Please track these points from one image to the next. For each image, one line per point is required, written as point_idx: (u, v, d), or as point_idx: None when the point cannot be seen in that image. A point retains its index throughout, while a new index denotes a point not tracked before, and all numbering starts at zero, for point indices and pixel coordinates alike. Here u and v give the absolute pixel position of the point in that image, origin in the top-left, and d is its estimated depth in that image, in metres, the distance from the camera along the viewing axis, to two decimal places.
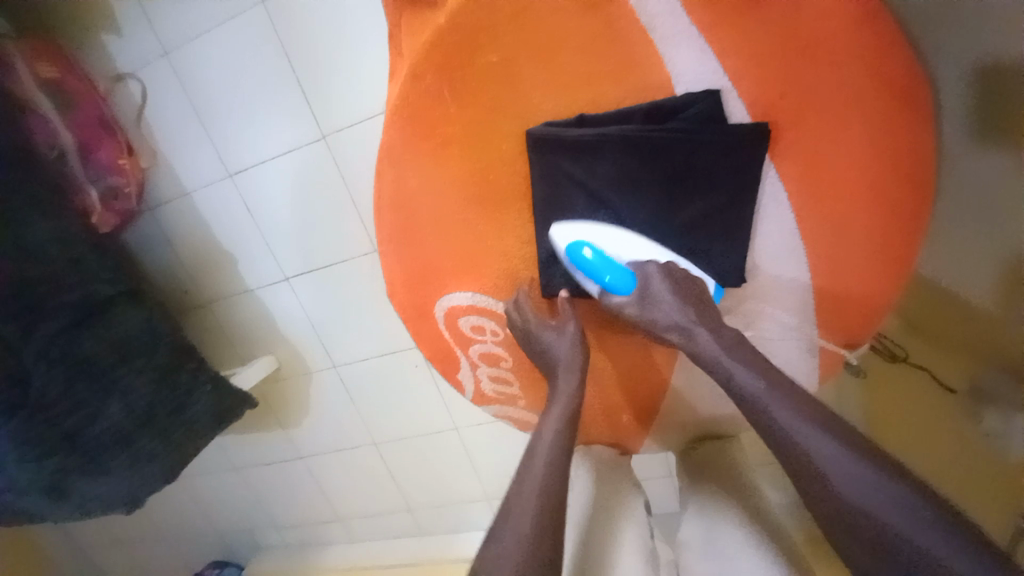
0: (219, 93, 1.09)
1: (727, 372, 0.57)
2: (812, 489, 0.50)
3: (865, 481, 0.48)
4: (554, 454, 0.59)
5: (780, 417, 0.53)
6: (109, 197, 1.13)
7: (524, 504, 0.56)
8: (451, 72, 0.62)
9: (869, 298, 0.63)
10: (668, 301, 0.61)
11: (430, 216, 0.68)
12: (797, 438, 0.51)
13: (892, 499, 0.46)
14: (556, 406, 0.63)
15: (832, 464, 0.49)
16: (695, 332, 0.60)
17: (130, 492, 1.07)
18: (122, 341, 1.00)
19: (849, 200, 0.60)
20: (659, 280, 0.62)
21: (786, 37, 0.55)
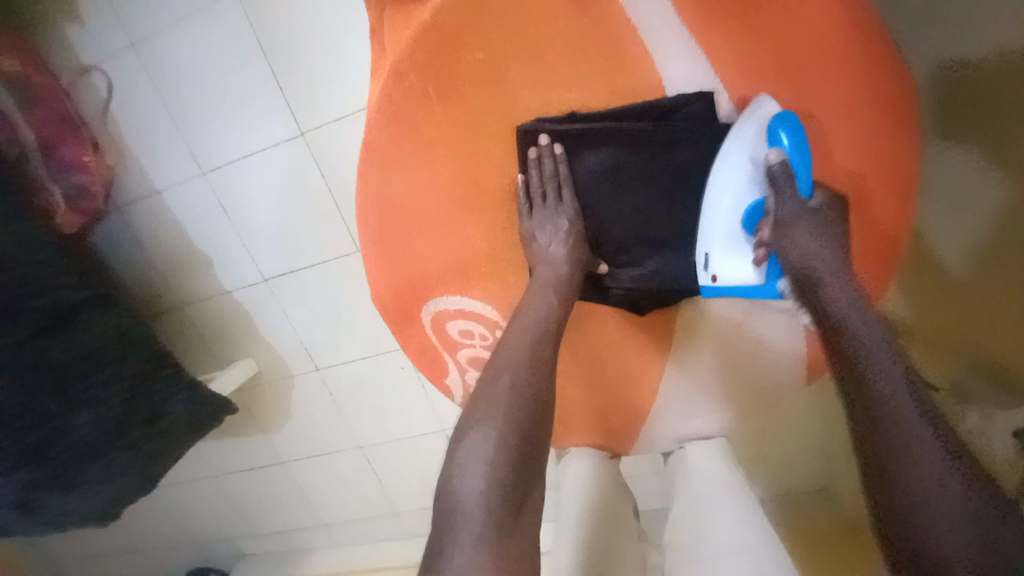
0: (191, 87, 1.04)
1: (807, 262, 0.55)
2: (851, 366, 0.50)
3: (918, 416, 0.46)
4: (530, 367, 0.58)
5: (840, 302, 0.53)
6: (74, 197, 1.08)
7: (487, 422, 0.55)
8: (436, 69, 0.60)
9: None
10: (821, 229, 0.55)
11: (416, 218, 0.67)
12: (867, 352, 0.50)
13: (915, 412, 0.46)
14: (531, 313, 0.62)
15: (896, 388, 0.47)
16: (815, 276, 0.54)
17: (103, 504, 1.03)
18: (92, 349, 0.96)
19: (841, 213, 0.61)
20: (826, 210, 0.56)
21: (774, 40, 0.55)
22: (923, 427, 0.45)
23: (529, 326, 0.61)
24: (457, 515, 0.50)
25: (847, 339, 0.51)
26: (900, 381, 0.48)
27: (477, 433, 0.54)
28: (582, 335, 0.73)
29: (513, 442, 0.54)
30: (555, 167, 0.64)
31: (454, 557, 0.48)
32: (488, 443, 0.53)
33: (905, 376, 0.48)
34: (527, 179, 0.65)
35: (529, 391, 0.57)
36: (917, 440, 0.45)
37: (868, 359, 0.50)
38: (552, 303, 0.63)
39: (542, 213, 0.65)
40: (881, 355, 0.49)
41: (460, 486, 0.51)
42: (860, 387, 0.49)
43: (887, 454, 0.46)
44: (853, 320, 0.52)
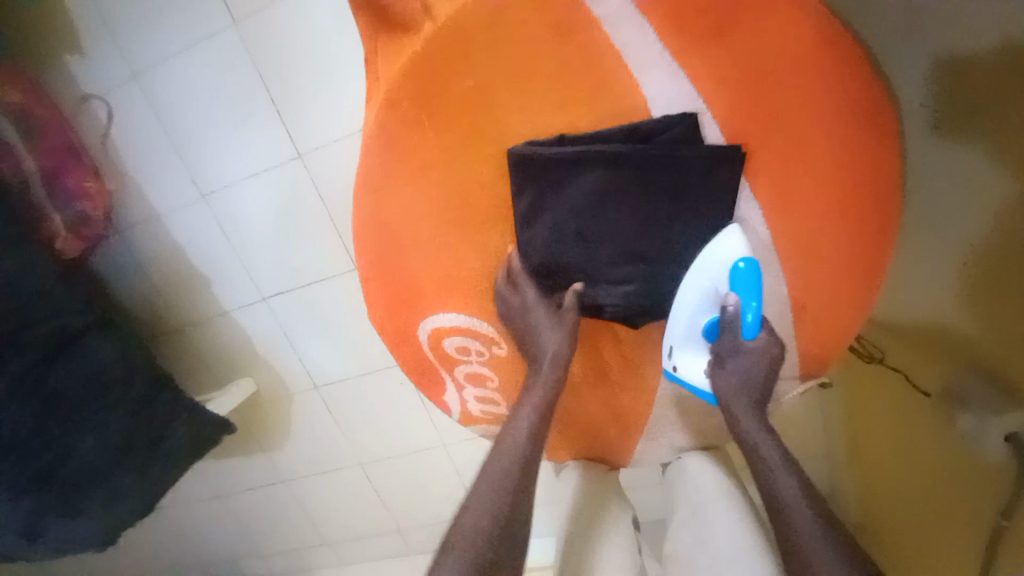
0: (190, 114, 1.07)
1: (734, 416, 0.61)
2: (769, 485, 0.57)
3: (812, 518, 0.53)
4: (523, 444, 0.59)
5: (755, 436, 0.60)
6: (77, 224, 1.09)
7: (485, 501, 0.55)
8: (427, 97, 0.63)
9: (843, 311, 0.65)
10: (752, 360, 0.62)
11: (411, 237, 0.68)
12: (772, 473, 0.58)
13: (821, 529, 0.52)
14: (534, 395, 0.63)
15: (791, 499, 0.55)
16: (738, 414, 0.61)
17: (107, 531, 1.03)
18: (94, 372, 0.96)
19: (827, 224, 0.61)
20: (764, 354, 0.62)
21: (754, 62, 0.57)
22: (819, 531, 0.52)
23: (530, 414, 0.61)
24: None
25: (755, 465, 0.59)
26: (795, 492, 0.56)
27: (469, 515, 0.54)
28: (578, 349, 0.74)
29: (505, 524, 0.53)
30: (541, 189, 0.64)
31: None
32: (479, 523, 0.53)
33: (802, 488, 0.56)
34: (518, 203, 0.65)
35: (523, 479, 0.57)
36: (814, 543, 0.52)
37: (769, 474, 0.58)
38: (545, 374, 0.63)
39: (534, 234, 0.66)
40: (784, 473, 0.57)
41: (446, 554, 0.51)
42: (773, 500, 0.56)
43: (796, 555, 0.52)
44: (762, 446, 0.59)
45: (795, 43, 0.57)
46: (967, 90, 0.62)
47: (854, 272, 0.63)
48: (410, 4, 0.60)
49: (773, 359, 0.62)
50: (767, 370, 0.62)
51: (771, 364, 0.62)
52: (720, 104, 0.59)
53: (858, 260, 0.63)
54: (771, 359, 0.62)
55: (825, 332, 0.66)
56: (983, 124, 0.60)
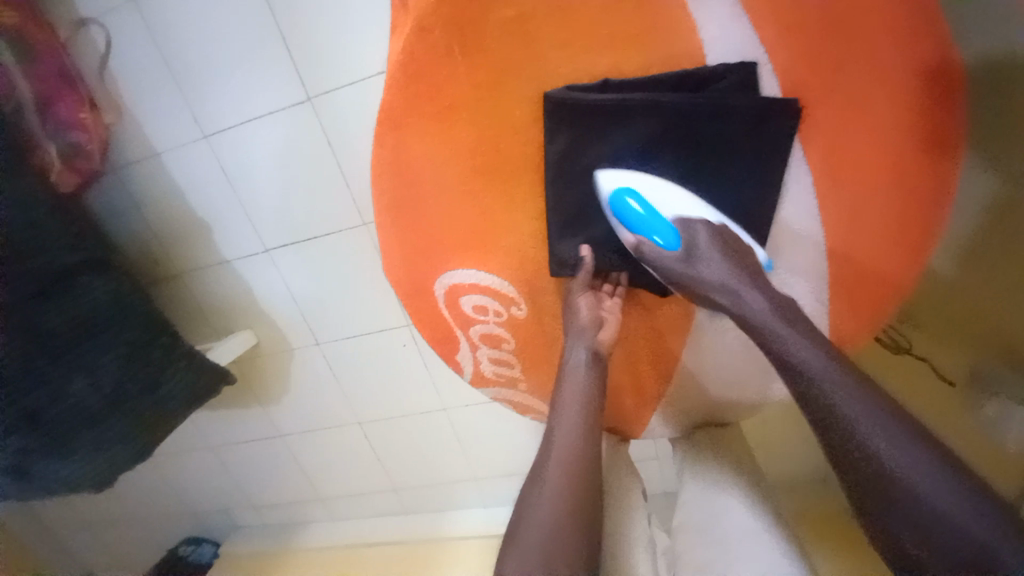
0: (193, 45, 1.00)
1: (767, 330, 0.55)
2: (825, 420, 0.50)
3: (892, 439, 0.47)
4: (583, 425, 0.61)
5: (803, 359, 0.52)
6: (69, 155, 1.03)
7: (552, 487, 0.58)
8: (461, 27, 0.57)
9: (886, 284, 0.61)
10: (711, 260, 0.57)
11: (433, 184, 0.64)
12: (834, 397, 0.50)
13: (911, 453, 0.46)
14: (572, 381, 0.64)
15: (865, 422, 0.48)
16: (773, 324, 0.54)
17: (99, 475, 1.00)
18: (86, 314, 0.93)
19: (876, 189, 0.58)
20: (704, 243, 0.57)
21: (822, 9, 0.54)
22: (905, 450, 0.47)
23: (583, 393, 0.63)
24: (515, 548, 0.56)
25: (805, 394, 0.52)
26: (876, 419, 0.48)
27: (541, 502, 0.58)
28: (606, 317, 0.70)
29: (577, 509, 0.57)
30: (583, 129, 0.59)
31: (508, 558, 0.56)
32: (552, 511, 0.57)
33: (877, 407, 0.49)
34: (555, 150, 0.61)
35: (585, 458, 0.60)
36: (899, 464, 0.46)
37: (830, 398, 0.50)
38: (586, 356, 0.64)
39: (573, 182, 0.62)
40: (847, 395, 0.49)
41: (518, 530, 0.57)
42: (831, 429, 0.50)
43: (864, 477, 0.48)
44: (816, 369, 0.51)
45: None
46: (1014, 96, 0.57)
47: (904, 233, 0.59)
48: None
49: (728, 236, 0.58)
50: (725, 254, 0.57)
51: (726, 239, 0.57)
52: (781, 50, 0.55)
53: (910, 220, 0.58)
54: (723, 244, 0.57)
55: (864, 298, 0.62)
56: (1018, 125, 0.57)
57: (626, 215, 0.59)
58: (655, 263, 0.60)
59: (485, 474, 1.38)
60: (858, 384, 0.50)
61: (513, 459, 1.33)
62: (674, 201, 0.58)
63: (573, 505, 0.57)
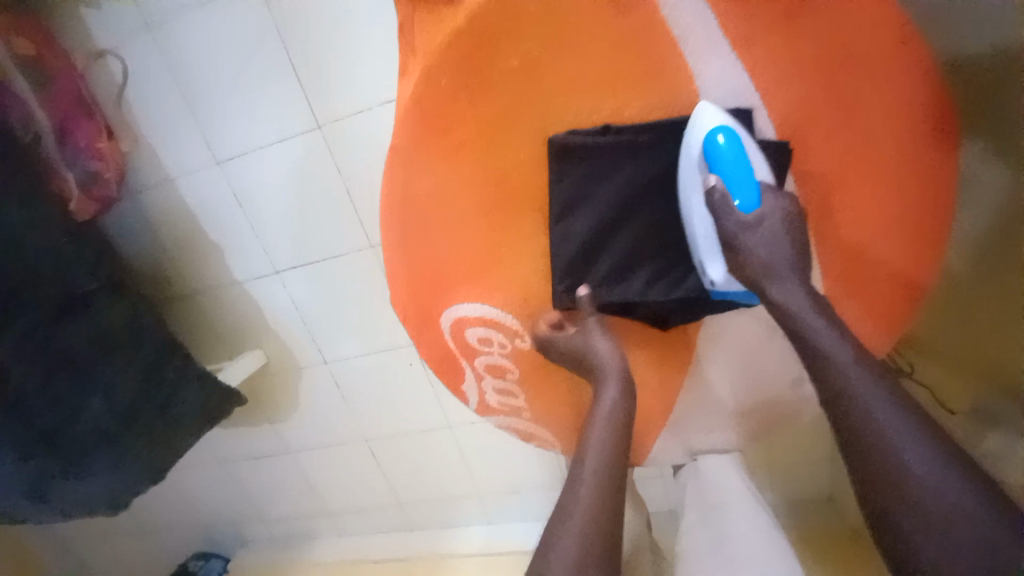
0: (207, 75, 1.03)
1: (819, 351, 0.57)
2: (866, 453, 0.53)
3: (929, 466, 0.51)
4: (611, 446, 0.61)
5: (860, 396, 0.54)
6: (88, 182, 1.05)
7: (585, 506, 0.58)
8: (466, 76, 0.59)
9: (890, 316, 0.65)
10: (779, 243, 0.58)
11: (440, 222, 0.65)
12: (876, 419, 0.53)
13: (948, 483, 0.50)
14: (598, 406, 0.63)
15: (905, 454, 0.52)
16: (811, 333, 0.57)
17: (114, 492, 1.02)
18: (104, 333, 0.96)
19: (873, 230, 0.63)
20: (777, 216, 0.58)
21: (817, 65, 0.57)
22: (936, 474, 0.51)
23: (612, 413, 0.63)
24: (546, 573, 0.56)
25: (850, 412, 0.54)
26: (914, 445, 0.52)
27: (571, 523, 0.58)
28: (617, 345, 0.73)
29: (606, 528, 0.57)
30: (591, 164, 0.63)
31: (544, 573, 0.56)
32: (585, 532, 0.57)
33: (912, 425, 0.53)
34: (563, 186, 0.65)
35: (614, 482, 0.60)
36: (933, 493, 0.50)
37: (870, 419, 0.53)
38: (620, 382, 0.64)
39: (587, 212, 0.65)
40: (894, 430, 0.52)
41: (552, 548, 0.57)
42: (870, 460, 0.53)
43: (901, 508, 0.51)
44: (862, 389, 0.54)
45: (862, 46, 0.54)
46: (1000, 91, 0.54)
47: (894, 252, 0.63)
48: None
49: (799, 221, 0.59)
50: (787, 232, 0.59)
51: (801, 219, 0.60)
52: (778, 87, 0.59)
53: (898, 232, 0.62)
54: (793, 222, 0.59)
55: (861, 295, 0.65)
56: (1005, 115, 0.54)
57: (715, 153, 0.58)
58: (723, 219, 0.59)
59: (490, 490, 1.39)
60: (903, 417, 0.53)
61: (517, 476, 1.34)
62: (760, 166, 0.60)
63: (603, 523, 0.57)
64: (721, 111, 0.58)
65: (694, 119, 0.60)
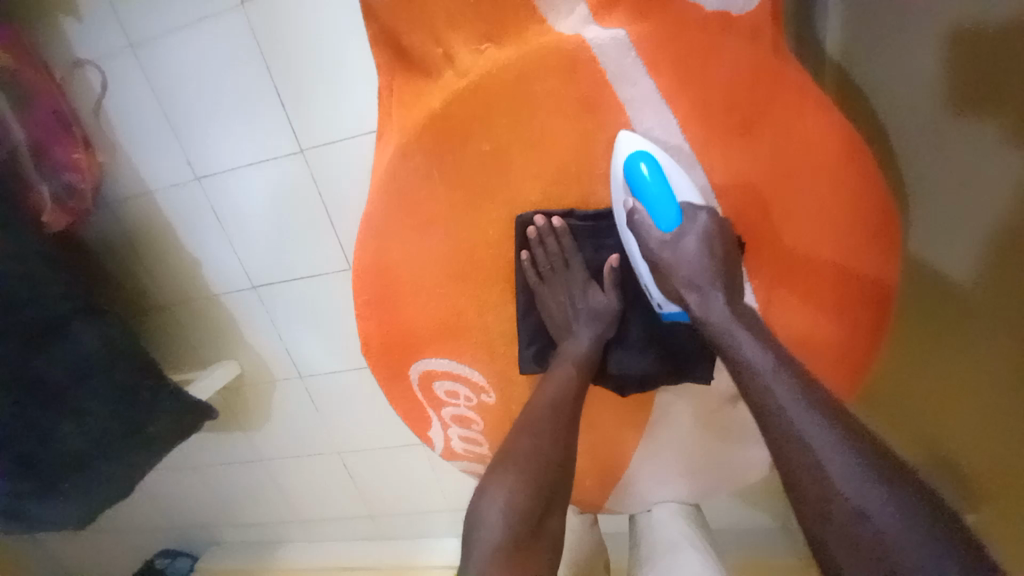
0: (188, 94, 1.03)
1: (737, 344, 0.56)
2: (792, 458, 0.50)
3: (856, 484, 0.46)
4: (539, 454, 0.61)
5: (780, 396, 0.52)
6: (63, 195, 1.04)
7: (499, 500, 0.58)
8: (441, 153, 0.62)
9: (842, 362, 0.65)
10: (697, 257, 0.59)
11: (410, 280, 0.67)
12: (799, 430, 0.50)
13: (879, 493, 0.45)
14: (531, 414, 0.64)
15: (829, 456, 0.48)
16: (735, 333, 0.57)
17: (84, 511, 1.02)
18: (78, 361, 0.95)
19: (829, 289, 0.63)
20: (699, 234, 0.60)
21: (773, 159, 0.59)
22: (863, 480, 0.46)
23: (540, 419, 0.63)
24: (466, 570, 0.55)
25: (772, 425, 0.52)
26: (835, 448, 0.48)
27: (486, 519, 0.57)
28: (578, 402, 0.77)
29: (520, 527, 0.57)
30: (559, 244, 0.66)
31: (466, 569, 0.55)
32: (496, 531, 0.56)
33: (840, 439, 0.49)
34: (532, 257, 0.66)
35: (536, 487, 0.59)
36: (863, 499, 0.46)
37: (795, 431, 0.50)
38: (571, 373, 0.66)
39: (555, 282, 0.68)
40: (815, 429, 0.49)
41: (470, 551, 0.56)
42: (791, 465, 0.50)
43: (833, 517, 0.46)
44: (782, 397, 0.52)
45: (806, 136, 0.58)
46: (995, 67, 0.50)
47: (852, 299, 0.63)
48: (433, 50, 0.59)
49: (724, 231, 0.61)
50: (708, 249, 0.60)
51: (722, 229, 0.60)
52: (729, 175, 0.61)
53: (853, 278, 0.62)
54: (712, 238, 0.60)
55: (816, 326, 0.64)
56: (993, 100, 0.51)
57: (636, 179, 0.59)
58: (643, 239, 0.61)
59: (460, 505, 1.42)
60: (825, 417, 0.50)
61: None
62: (682, 187, 0.61)
63: (520, 523, 0.57)
64: (641, 138, 0.60)
65: (616, 150, 0.61)
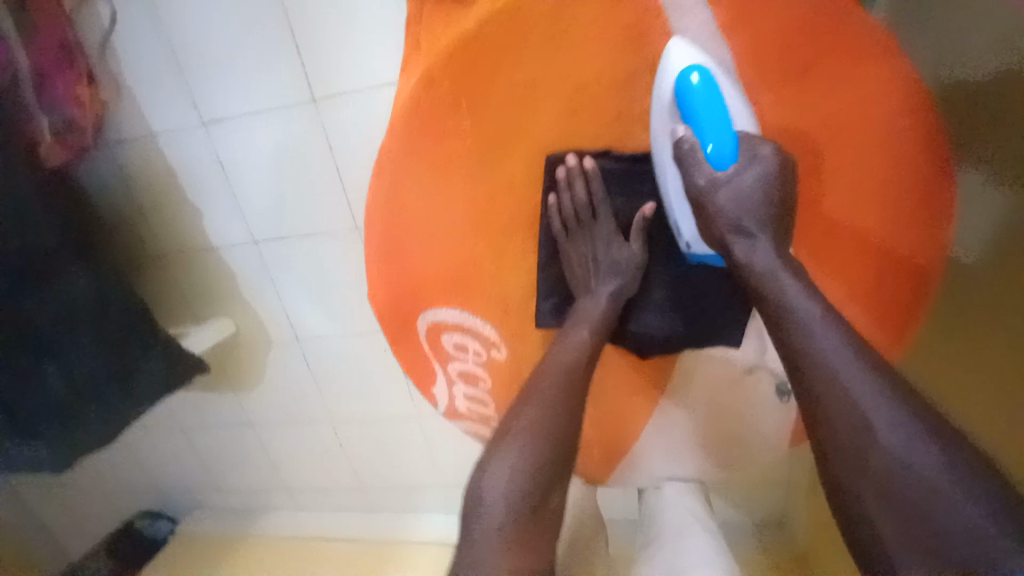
0: (200, 33, 0.98)
1: (781, 293, 0.55)
2: (832, 407, 0.50)
3: (901, 435, 0.47)
4: (549, 423, 0.58)
5: (824, 344, 0.51)
6: (64, 130, 0.99)
7: (507, 468, 0.56)
8: (470, 87, 0.60)
9: (889, 328, 0.65)
10: (751, 195, 0.56)
11: (426, 223, 0.65)
12: (842, 378, 0.50)
13: (920, 443, 0.47)
14: (545, 378, 0.61)
15: (871, 405, 0.49)
16: (780, 279, 0.55)
17: (63, 457, 0.98)
18: (63, 299, 0.91)
19: (872, 251, 0.65)
20: (756, 170, 0.56)
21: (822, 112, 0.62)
22: (903, 428, 0.48)
23: (551, 384, 0.60)
24: (472, 545, 0.53)
25: (812, 374, 0.51)
26: (877, 397, 0.49)
27: (494, 491, 0.55)
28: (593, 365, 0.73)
29: (528, 498, 0.55)
30: (586, 189, 0.64)
31: (473, 548, 0.53)
32: (505, 503, 0.54)
33: (882, 388, 0.49)
34: (559, 202, 0.66)
35: (544, 456, 0.57)
36: (908, 453, 0.47)
37: (837, 378, 0.50)
38: (586, 337, 0.63)
39: (579, 233, 0.66)
40: (860, 379, 0.50)
41: (474, 519, 0.54)
42: (828, 413, 0.50)
43: (873, 469, 0.48)
44: (828, 346, 0.51)
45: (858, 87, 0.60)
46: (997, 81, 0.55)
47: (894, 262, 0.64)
48: None
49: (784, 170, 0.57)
50: (765, 184, 0.56)
51: (784, 169, 0.57)
52: (779, 121, 0.62)
53: (896, 241, 0.64)
54: (770, 177, 0.56)
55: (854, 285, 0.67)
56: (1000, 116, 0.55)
57: (689, 99, 0.56)
58: (692, 170, 0.57)
59: (452, 482, 1.40)
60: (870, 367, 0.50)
61: None
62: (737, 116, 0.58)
63: (528, 496, 0.55)
64: (695, 54, 0.57)
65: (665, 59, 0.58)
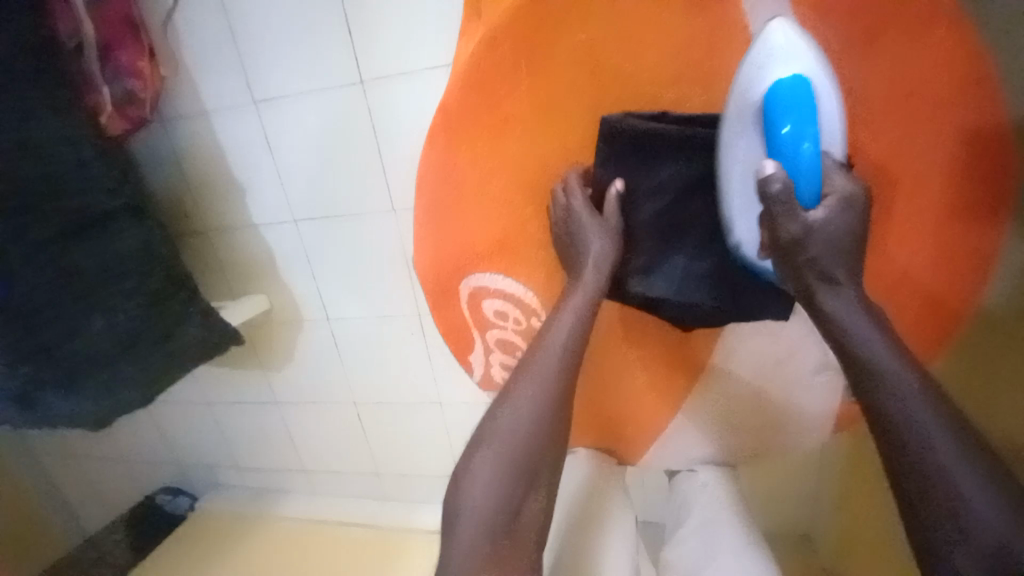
0: (257, 14, 1.02)
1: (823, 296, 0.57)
2: (876, 401, 0.54)
3: (938, 438, 0.51)
4: (537, 410, 0.62)
5: (869, 344, 0.55)
6: (122, 100, 1.01)
7: (494, 454, 0.60)
8: (521, 59, 0.65)
9: (935, 319, 0.66)
10: (828, 220, 0.56)
11: (472, 189, 0.70)
12: (883, 376, 0.54)
13: (951, 442, 0.51)
14: (538, 364, 0.63)
15: (908, 405, 0.52)
16: (842, 288, 0.57)
17: (101, 414, 1.00)
18: (114, 257, 0.97)
19: (925, 245, 0.65)
20: (840, 200, 0.57)
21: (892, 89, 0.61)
22: (936, 428, 0.51)
23: (546, 369, 0.63)
24: (456, 527, 0.58)
25: (861, 373, 0.55)
26: (915, 399, 0.53)
27: (477, 475, 0.59)
28: (628, 334, 0.78)
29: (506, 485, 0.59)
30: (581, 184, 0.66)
31: (457, 529, 0.58)
32: (488, 485, 0.59)
33: (918, 389, 0.53)
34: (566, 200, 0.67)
35: (527, 446, 0.60)
36: (942, 450, 0.51)
37: (879, 376, 0.54)
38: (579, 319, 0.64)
39: (577, 228, 0.66)
40: (900, 378, 0.53)
41: (457, 524, 0.58)
42: (875, 408, 0.54)
43: (908, 466, 0.52)
44: (872, 347, 0.55)
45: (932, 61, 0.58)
46: None
47: (939, 256, 0.65)
48: None
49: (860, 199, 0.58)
50: (846, 212, 0.57)
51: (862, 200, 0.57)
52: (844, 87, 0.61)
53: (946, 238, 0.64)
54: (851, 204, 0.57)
55: (903, 307, 0.67)
56: None
57: (777, 114, 0.56)
58: (791, 205, 0.56)
59: None
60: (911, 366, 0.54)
61: None
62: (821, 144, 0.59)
63: (509, 482, 0.59)
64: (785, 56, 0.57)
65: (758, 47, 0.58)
